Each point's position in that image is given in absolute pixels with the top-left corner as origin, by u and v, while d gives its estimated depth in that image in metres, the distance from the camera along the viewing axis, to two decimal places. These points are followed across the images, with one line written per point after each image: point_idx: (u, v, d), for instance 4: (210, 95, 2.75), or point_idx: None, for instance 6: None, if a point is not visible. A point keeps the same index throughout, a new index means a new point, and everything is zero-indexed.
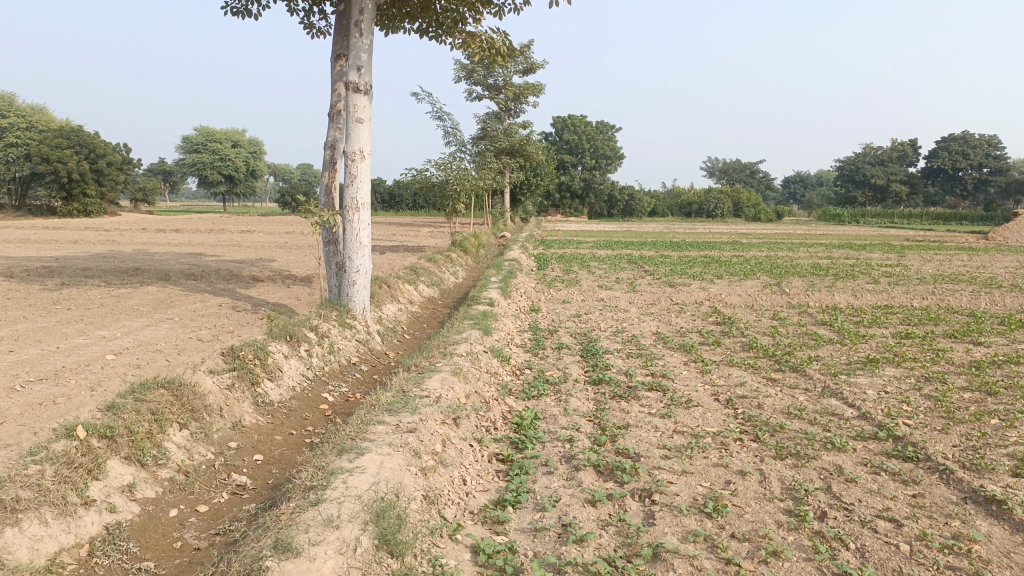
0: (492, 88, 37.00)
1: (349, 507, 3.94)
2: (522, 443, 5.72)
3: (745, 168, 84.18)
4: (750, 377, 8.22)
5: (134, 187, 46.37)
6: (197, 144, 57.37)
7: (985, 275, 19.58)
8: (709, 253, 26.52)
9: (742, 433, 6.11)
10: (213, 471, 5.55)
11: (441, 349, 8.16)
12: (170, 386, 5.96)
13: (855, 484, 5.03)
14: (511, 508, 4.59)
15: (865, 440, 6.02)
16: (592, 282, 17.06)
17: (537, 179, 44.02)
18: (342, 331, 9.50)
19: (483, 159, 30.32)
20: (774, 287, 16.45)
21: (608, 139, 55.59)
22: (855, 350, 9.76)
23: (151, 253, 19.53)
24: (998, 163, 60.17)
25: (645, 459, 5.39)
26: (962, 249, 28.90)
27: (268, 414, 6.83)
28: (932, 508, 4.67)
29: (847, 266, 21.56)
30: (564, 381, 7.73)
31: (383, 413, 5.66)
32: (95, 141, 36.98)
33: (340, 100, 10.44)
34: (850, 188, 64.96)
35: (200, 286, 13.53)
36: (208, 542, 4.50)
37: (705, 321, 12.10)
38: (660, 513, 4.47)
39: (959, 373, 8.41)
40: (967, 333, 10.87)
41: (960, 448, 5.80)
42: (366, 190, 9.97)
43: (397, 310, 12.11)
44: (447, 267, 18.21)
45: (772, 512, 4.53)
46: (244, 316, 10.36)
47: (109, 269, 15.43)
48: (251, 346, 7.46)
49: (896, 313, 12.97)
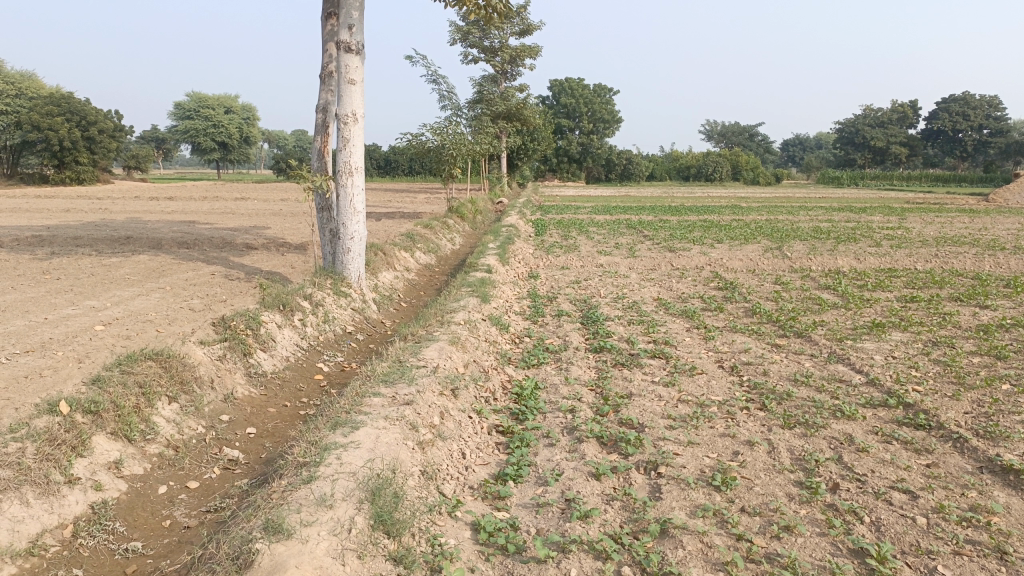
0: (488, 50, 36.37)
1: (343, 484, 3.77)
2: (522, 414, 5.55)
3: (744, 131, 83.37)
4: (754, 343, 8.04)
5: (127, 154, 45.79)
6: (189, 111, 56.50)
7: (987, 237, 19.39)
8: (709, 217, 26.26)
9: (748, 401, 5.95)
10: (204, 446, 5.38)
11: (438, 317, 7.96)
12: (158, 357, 5.76)
13: (866, 454, 4.87)
14: (512, 482, 4.43)
15: (874, 408, 5.85)
16: (591, 248, 16.83)
17: (534, 144, 43.54)
18: (338, 300, 9.30)
19: (480, 124, 29.86)
20: (775, 251, 16.23)
21: (606, 103, 54.95)
22: (860, 315, 9.60)
23: (144, 222, 19.19)
24: (999, 124, 59.54)
25: (649, 429, 5.22)
26: (963, 211, 28.63)
27: (261, 386, 6.65)
28: (948, 479, 4.52)
29: (848, 229, 21.34)
30: (564, 348, 7.55)
31: (379, 385, 5.48)
32: (86, 108, 36.45)
33: (332, 61, 10.12)
34: (849, 150, 64.41)
35: (193, 255, 13.26)
36: (199, 520, 4.36)
37: (706, 286, 11.91)
38: (666, 486, 4.31)
39: (967, 338, 8.24)
40: (973, 296, 10.70)
41: (972, 415, 5.64)
42: (360, 154, 9.70)
43: (393, 278, 11.89)
44: (444, 233, 17.97)
45: (782, 484, 4.37)
46: (237, 285, 10.15)
47: (101, 237, 15.17)
48: (242, 316, 7.24)
49: (900, 276, 12.78)
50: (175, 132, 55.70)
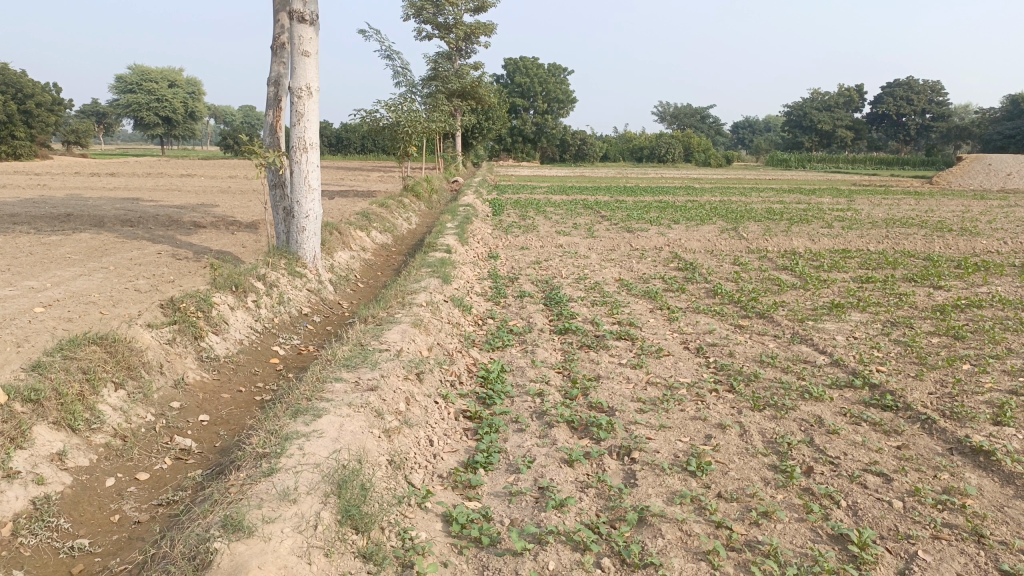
0: (442, 27, 35.80)
1: (307, 477, 3.56)
2: (489, 399, 5.39)
3: (696, 112, 84.01)
4: (718, 324, 8.01)
5: (66, 129, 43.98)
6: (131, 85, 54.61)
7: (934, 219, 19.79)
8: (663, 198, 26.36)
9: (717, 383, 5.90)
10: (154, 435, 5.10)
11: (399, 299, 7.73)
12: (103, 341, 5.43)
13: (837, 436, 4.84)
14: (483, 470, 4.27)
15: (841, 389, 5.85)
16: (549, 228, 16.71)
17: (488, 123, 43.16)
18: (293, 280, 8.99)
19: (434, 101, 29.40)
20: (731, 231, 16.30)
21: (561, 83, 54.82)
22: (819, 295, 9.65)
23: (84, 199, 18.37)
24: (941, 108, 60.99)
25: (620, 413, 5.12)
26: (909, 194, 29.23)
27: (214, 371, 6.36)
28: (919, 461, 4.50)
29: (800, 211, 21.59)
30: (528, 330, 7.41)
31: (340, 370, 5.25)
32: (21, 80, 34.89)
33: (284, 32, 9.73)
34: (797, 133, 65.29)
35: (138, 233, 12.72)
36: (150, 515, 4.11)
37: (666, 267, 11.87)
38: (642, 473, 4.20)
39: (925, 318, 8.34)
40: (927, 277, 10.85)
41: (936, 396, 5.67)
42: (315, 129, 9.37)
43: (349, 259, 11.59)
44: (400, 212, 17.63)
45: (758, 469, 4.30)
46: (186, 264, 9.75)
47: (39, 215, 14.47)
48: (192, 297, 6.91)
49: (854, 258, 12.90)
50: (117, 106, 53.77)
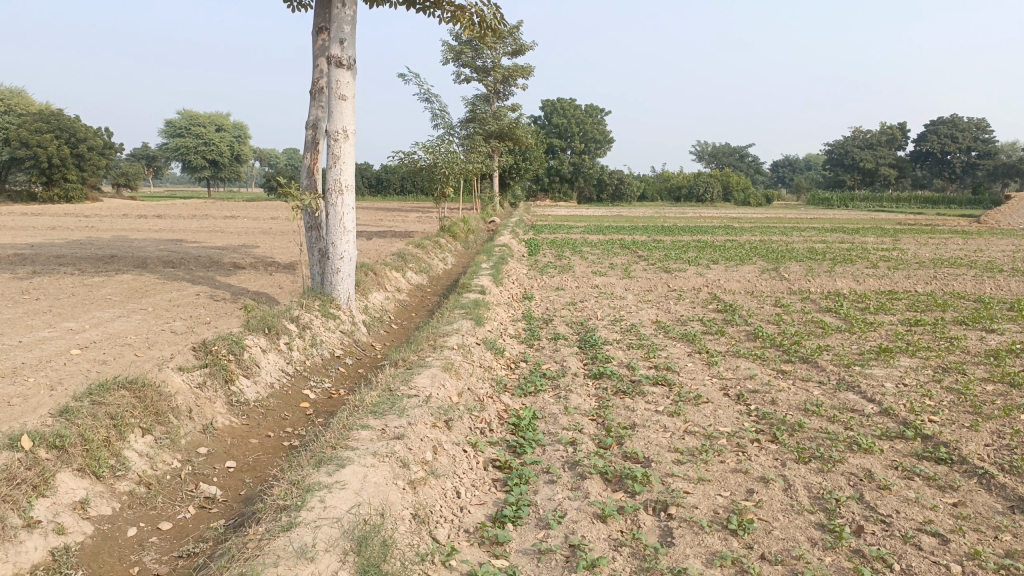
0: (480, 70, 36.29)
1: (326, 533, 3.42)
2: (520, 448, 5.22)
3: (734, 151, 83.61)
4: (759, 369, 7.74)
5: (117, 172, 45.29)
6: (180, 129, 56.30)
7: (983, 258, 19.22)
8: (702, 237, 26.07)
9: (759, 433, 5.63)
10: (179, 482, 5.02)
11: (431, 341, 7.63)
12: (132, 386, 5.40)
13: (889, 492, 4.56)
14: (511, 525, 4.09)
15: (891, 440, 5.55)
16: (585, 268, 16.56)
17: (526, 163, 43.44)
18: (326, 322, 8.95)
19: (473, 142, 29.66)
20: (772, 272, 15.97)
21: (598, 123, 55.08)
22: (865, 339, 9.32)
23: (129, 240, 18.77)
24: (987, 146, 59.84)
25: (656, 464, 4.90)
26: (956, 233, 28.57)
27: (243, 415, 6.29)
28: (978, 520, 4.21)
29: (843, 250, 21.14)
30: (562, 375, 7.23)
31: (368, 416, 5.13)
32: (76, 126, 36.16)
33: (323, 77, 9.86)
34: (839, 171, 64.57)
35: (178, 275, 12.89)
36: (170, 567, 3.99)
37: (705, 308, 11.63)
38: (679, 531, 3.98)
39: (978, 364, 7.96)
40: (979, 320, 10.44)
41: (994, 449, 5.34)
42: (351, 172, 9.41)
43: (384, 300, 11.56)
44: (436, 253, 17.67)
45: (803, 528, 4.05)
46: (222, 306, 9.80)
47: (85, 256, 14.78)
48: (224, 339, 6.88)
49: (901, 299, 12.51)
50: (166, 150, 55.34)
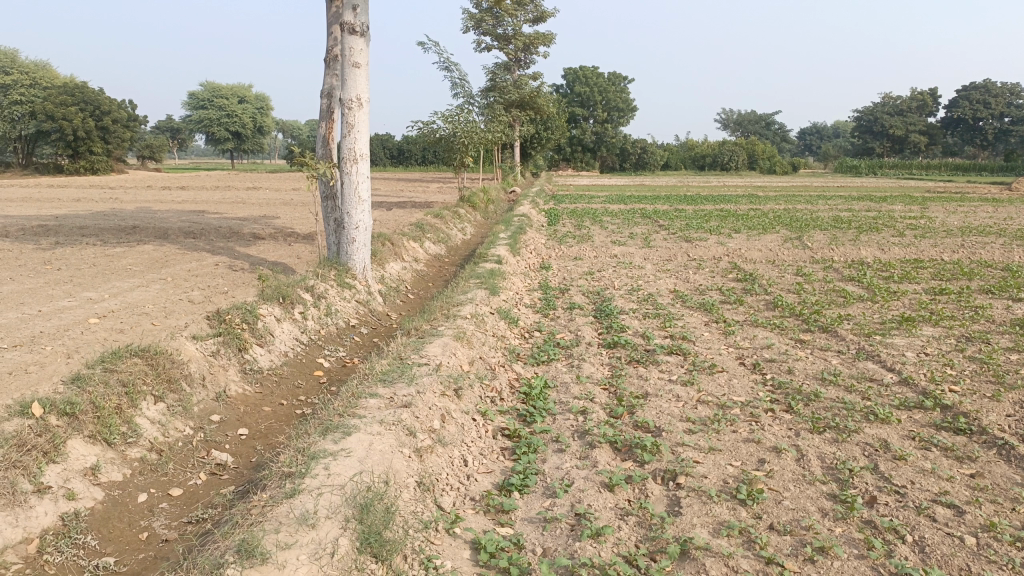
0: (501, 38, 35.84)
1: (328, 500, 3.41)
2: (529, 416, 5.19)
3: (760, 119, 82.26)
4: (776, 338, 7.63)
5: (142, 143, 45.52)
6: (203, 101, 56.41)
7: (1014, 227, 18.77)
8: (725, 206, 25.73)
9: (773, 403, 5.55)
10: (190, 449, 5.06)
11: (444, 311, 7.58)
12: (145, 353, 5.43)
13: (904, 463, 4.47)
14: (518, 493, 4.07)
15: (909, 410, 5.44)
16: (604, 238, 16.42)
17: (547, 133, 43.04)
18: (341, 292, 8.95)
19: (493, 112, 29.39)
20: (795, 241, 15.72)
21: (621, 91, 54.40)
22: (887, 308, 9.15)
23: (153, 212, 18.87)
24: (1021, 111, 58.22)
25: (667, 434, 4.85)
26: (986, 201, 27.96)
27: (257, 383, 6.32)
28: (995, 492, 4.11)
29: (869, 219, 20.77)
30: (576, 344, 7.17)
31: (376, 385, 5.12)
32: (100, 98, 36.39)
33: (337, 45, 9.76)
34: (867, 138, 63.28)
35: (198, 245, 12.94)
36: (178, 533, 4.03)
37: (724, 277, 11.47)
38: (687, 500, 3.93)
39: (1003, 333, 7.78)
40: (1006, 289, 10.20)
41: (1016, 419, 5.21)
42: (365, 141, 9.34)
43: (401, 269, 11.55)
44: (454, 223, 17.60)
45: (814, 498, 3.98)
46: (240, 276, 9.83)
47: (108, 227, 14.90)
48: (238, 308, 6.90)
49: (927, 268, 12.26)
50: (189, 122, 55.53)
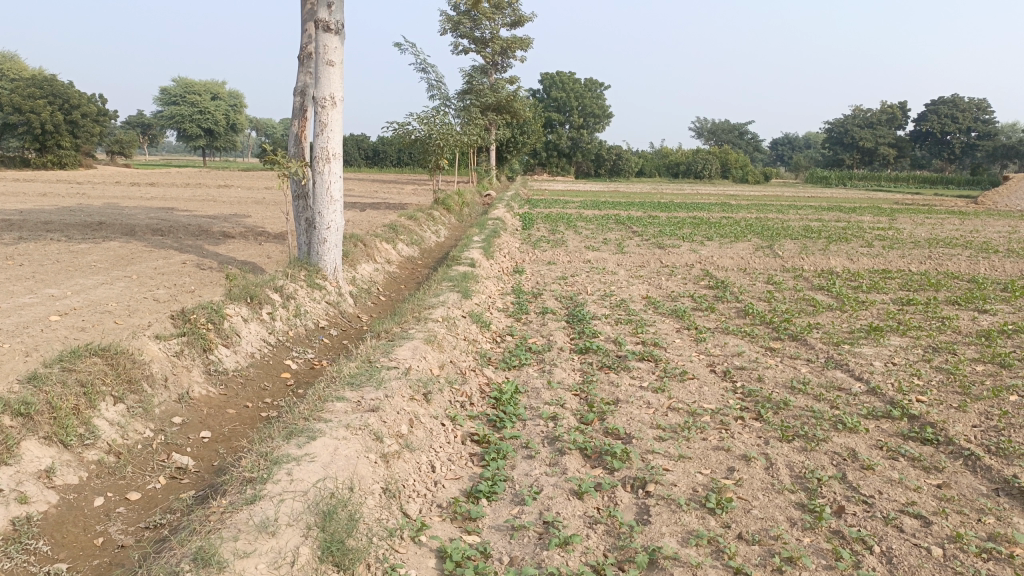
0: (479, 41, 35.78)
1: (290, 506, 3.33)
2: (499, 422, 5.13)
3: (734, 129, 83.15)
4: (747, 346, 7.65)
5: (112, 138, 44.67)
6: (175, 97, 55.63)
7: (979, 239, 19.11)
8: (699, 214, 25.92)
9: (743, 410, 5.55)
10: (150, 452, 4.92)
11: (415, 314, 7.50)
12: (105, 353, 5.28)
13: (872, 472, 4.48)
14: (486, 500, 4.00)
15: (877, 419, 5.47)
16: (578, 243, 16.43)
17: (523, 137, 43.05)
18: (311, 292, 8.82)
19: (469, 114, 29.32)
20: (766, 249, 15.85)
21: (597, 97, 54.69)
22: (856, 317, 9.24)
23: (120, 208, 18.52)
24: (987, 127, 59.42)
25: (636, 441, 4.82)
26: (953, 213, 28.49)
27: (221, 384, 6.18)
28: (961, 502, 4.13)
29: (839, 229, 21.03)
30: (547, 349, 7.13)
31: (344, 388, 5.02)
32: (69, 92, 35.72)
33: (311, 42, 9.64)
34: (838, 150, 64.18)
35: (166, 243, 12.70)
36: (135, 539, 3.91)
37: (697, 285, 11.50)
38: (656, 508, 3.90)
39: (969, 344, 7.89)
40: (971, 300, 10.35)
41: (982, 429, 5.27)
42: (338, 140, 9.24)
43: (373, 271, 11.43)
44: (428, 225, 17.51)
45: (783, 507, 3.97)
46: (208, 275, 9.65)
47: (73, 223, 14.58)
48: (204, 308, 6.75)
49: (895, 278, 12.42)
50: (161, 117, 54.72)
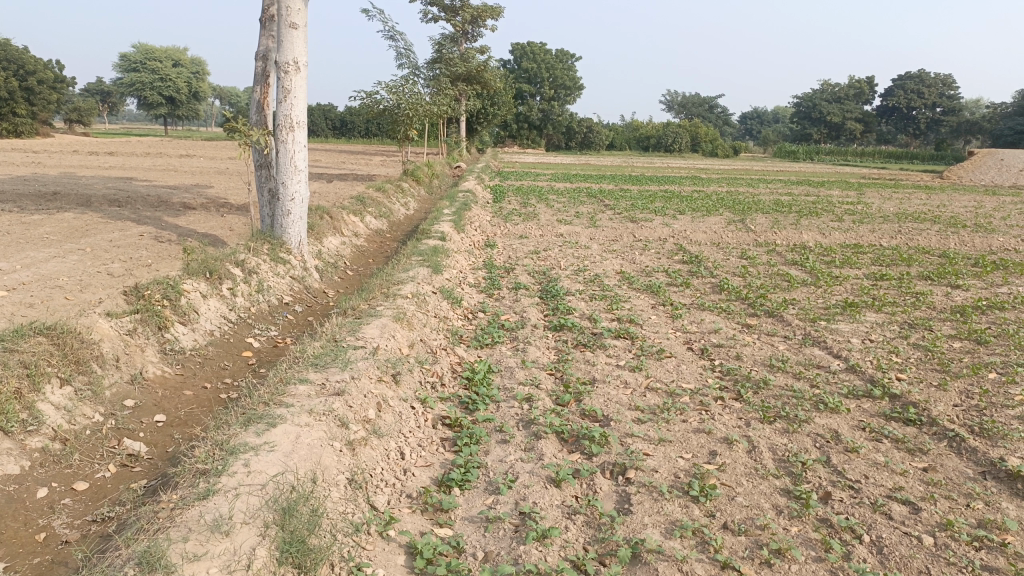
0: (448, 9, 35.07)
1: (246, 502, 3.09)
2: (472, 404, 4.91)
3: (703, 103, 83.22)
4: (724, 323, 7.50)
5: (69, 106, 43.22)
6: (135, 63, 53.91)
7: (946, 214, 19.23)
8: (670, 187, 25.77)
9: (722, 390, 5.39)
10: (100, 438, 4.63)
11: (384, 290, 7.22)
12: (51, 332, 4.94)
13: (857, 455, 4.35)
14: (458, 489, 3.79)
15: (858, 399, 5.34)
16: (550, 217, 16.18)
17: (494, 108, 42.50)
18: (275, 267, 8.49)
19: (438, 85, 28.75)
20: (739, 224, 15.75)
21: (568, 69, 54.27)
22: (831, 293, 9.15)
23: (77, 178, 17.84)
24: (952, 102, 60.00)
25: (615, 423, 4.64)
26: (919, 188, 28.71)
27: (178, 364, 5.88)
28: (948, 486, 4.01)
29: (809, 203, 21.03)
30: (521, 326, 6.90)
31: (308, 370, 4.76)
32: (24, 57, 34.39)
33: (273, 4, 9.20)
34: (806, 124, 64.48)
35: (124, 214, 12.20)
36: (81, 534, 3.64)
37: (670, 259, 11.34)
38: (637, 496, 3.71)
39: (945, 320, 7.82)
40: (944, 275, 10.33)
41: (963, 409, 5.17)
42: (302, 108, 8.85)
43: (340, 244, 11.08)
44: (398, 198, 17.12)
45: (768, 494, 3.81)
46: (166, 248, 9.25)
47: (25, 193, 13.96)
48: (160, 283, 6.40)
49: (867, 253, 12.39)
50: (120, 84, 53.02)
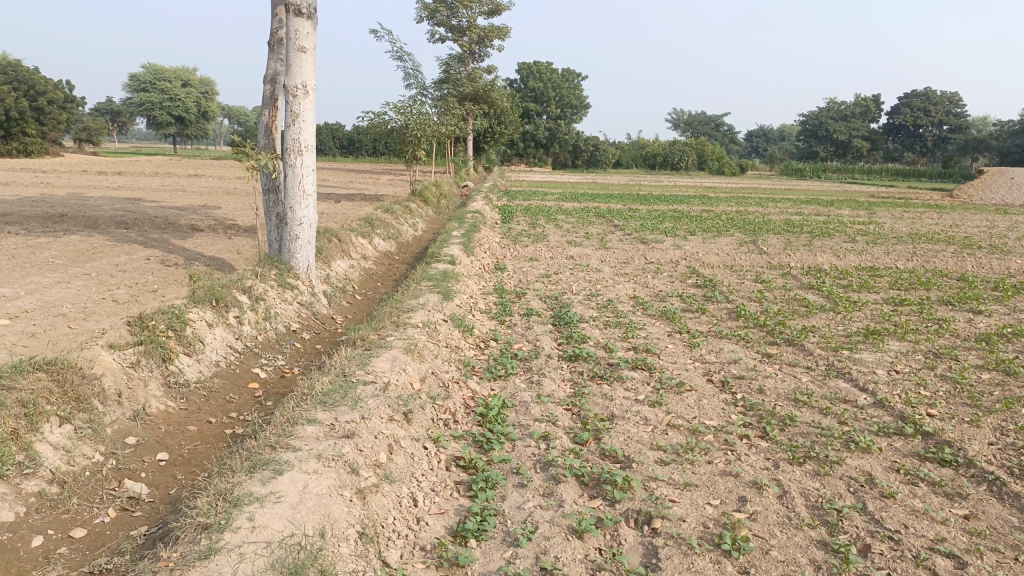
0: (455, 29, 35.19)
1: (250, 563, 2.88)
2: (486, 443, 4.70)
3: (710, 121, 83.33)
4: (743, 352, 7.28)
5: (79, 125, 43.36)
6: (144, 83, 54.17)
7: (959, 234, 18.98)
8: (678, 207, 25.58)
9: (747, 428, 5.16)
10: (99, 479, 4.43)
11: (394, 318, 7.04)
12: (50, 368, 4.77)
13: (893, 501, 4.12)
14: (474, 541, 3.58)
15: (889, 437, 5.11)
16: (559, 237, 16.01)
17: (501, 128, 42.53)
18: (282, 293, 8.32)
19: (446, 104, 28.74)
20: (750, 245, 15.53)
21: (574, 88, 54.39)
22: (850, 319, 8.92)
23: (85, 199, 17.76)
24: (959, 120, 59.85)
25: (637, 465, 4.42)
26: (930, 206, 28.44)
27: (182, 398, 5.69)
28: (994, 537, 3.78)
29: (820, 223, 20.82)
30: (534, 357, 6.69)
31: (316, 408, 4.56)
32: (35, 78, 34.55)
33: (282, 27, 9.11)
34: (812, 142, 64.37)
35: (130, 237, 12.07)
36: None
37: (684, 283, 11.14)
38: (665, 550, 3.50)
39: (970, 349, 7.58)
40: (964, 300, 10.09)
41: (1000, 449, 4.93)
42: (311, 131, 8.71)
43: (348, 268, 10.91)
44: (405, 219, 17.00)
45: (804, 546, 3.59)
46: (172, 273, 9.09)
47: (32, 215, 13.86)
48: (165, 312, 6.23)
49: (884, 276, 12.15)
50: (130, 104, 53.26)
